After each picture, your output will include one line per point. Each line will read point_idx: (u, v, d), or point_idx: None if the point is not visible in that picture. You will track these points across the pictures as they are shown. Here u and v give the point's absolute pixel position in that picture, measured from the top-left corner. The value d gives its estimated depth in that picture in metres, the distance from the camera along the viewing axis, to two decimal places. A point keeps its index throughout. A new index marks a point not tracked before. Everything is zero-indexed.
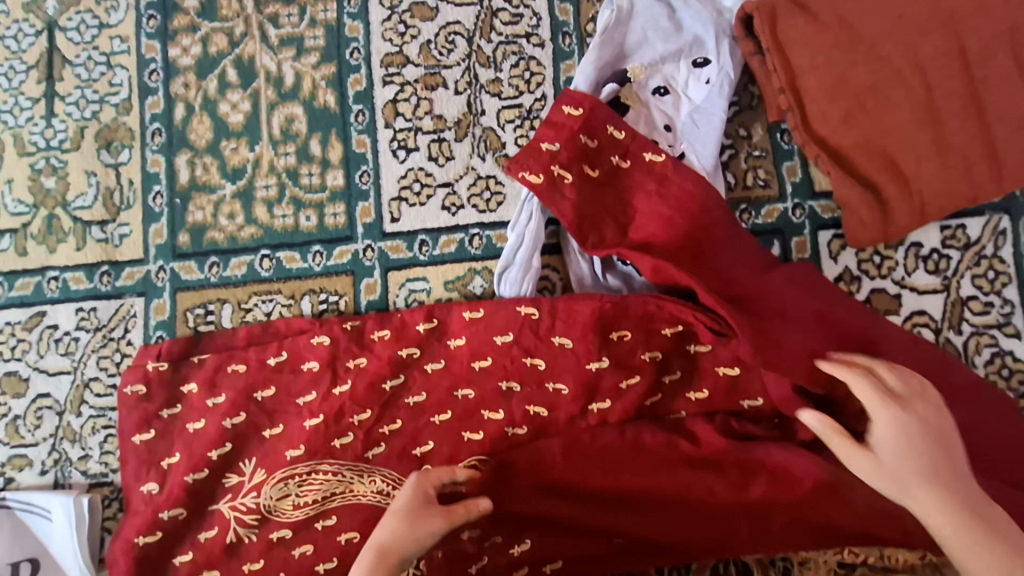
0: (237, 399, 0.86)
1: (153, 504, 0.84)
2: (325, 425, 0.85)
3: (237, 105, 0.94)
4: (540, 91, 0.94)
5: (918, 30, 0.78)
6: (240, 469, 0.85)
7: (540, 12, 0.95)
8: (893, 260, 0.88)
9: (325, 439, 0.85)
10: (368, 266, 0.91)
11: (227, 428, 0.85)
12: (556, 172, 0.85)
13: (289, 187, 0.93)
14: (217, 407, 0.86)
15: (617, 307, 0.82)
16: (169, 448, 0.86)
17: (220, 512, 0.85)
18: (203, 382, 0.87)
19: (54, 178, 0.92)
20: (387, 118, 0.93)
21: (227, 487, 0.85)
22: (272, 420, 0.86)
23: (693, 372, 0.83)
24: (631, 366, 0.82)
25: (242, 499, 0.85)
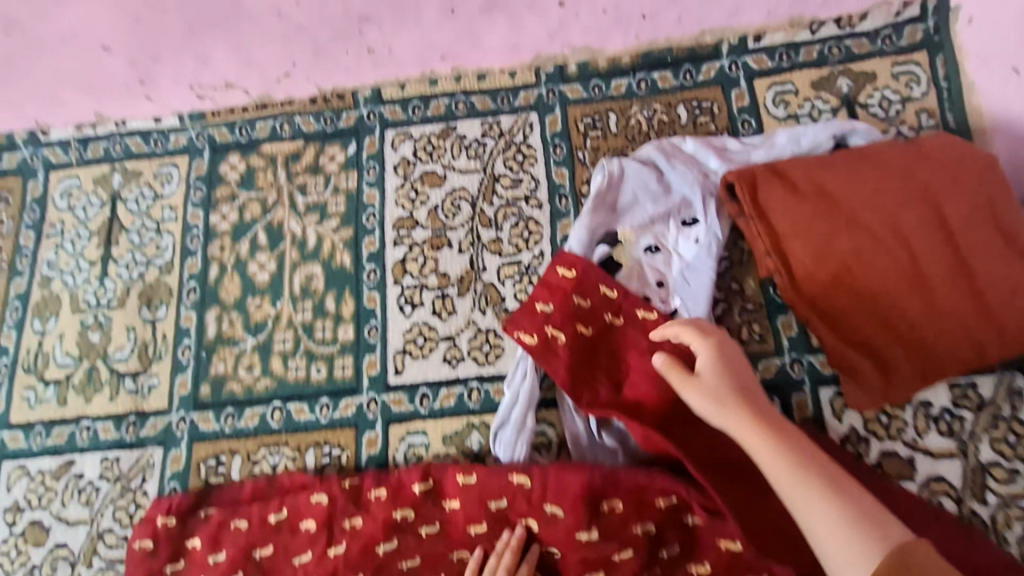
0: (236, 557, 0.87)
1: None
2: None
3: (264, 265, 1.04)
4: (538, 249, 0.99)
5: (895, 200, 0.81)
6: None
7: (538, 177, 1.03)
8: (900, 420, 0.84)
9: None
10: (371, 419, 0.94)
11: None
12: (549, 333, 0.89)
13: (304, 341, 0.99)
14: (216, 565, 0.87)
15: (607, 477, 0.79)
16: None
17: None
18: (206, 539, 0.88)
19: (99, 333, 1.03)
20: (396, 276, 1.00)
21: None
22: None
23: (692, 546, 0.78)
24: (623, 539, 0.78)
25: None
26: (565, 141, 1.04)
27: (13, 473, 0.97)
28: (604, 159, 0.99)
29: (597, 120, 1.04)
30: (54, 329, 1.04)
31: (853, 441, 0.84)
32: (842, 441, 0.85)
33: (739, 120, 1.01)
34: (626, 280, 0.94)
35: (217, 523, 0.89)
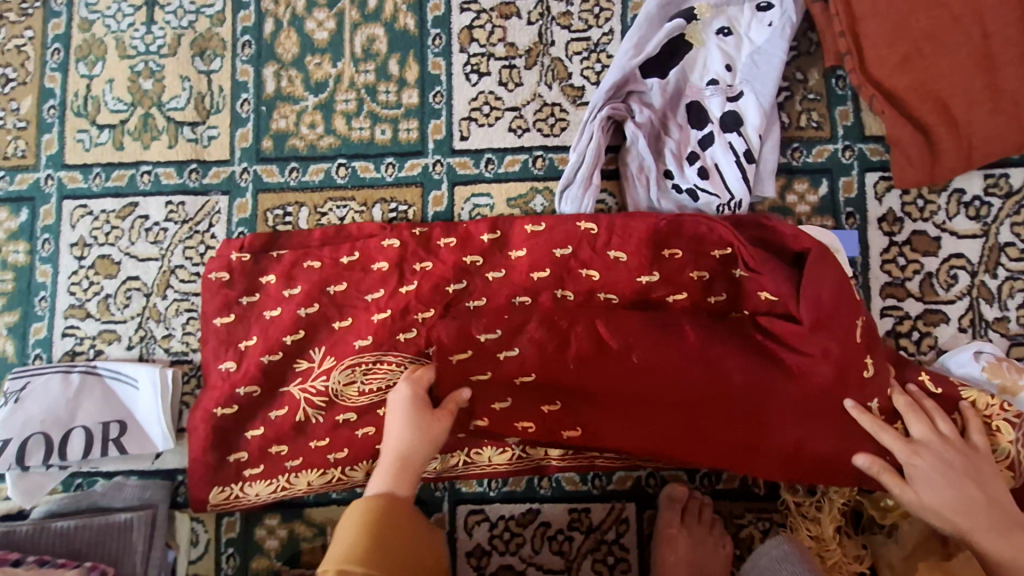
0: (312, 291, 0.92)
1: (231, 379, 0.91)
2: (392, 319, 0.91)
3: (323, 24, 1.00)
4: (608, 27, 0.99)
5: None
6: (309, 356, 0.91)
7: None
8: (935, 204, 0.95)
9: (391, 332, 0.91)
10: (436, 180, 0.97)
11: (302, 317, 0.92)
12: (696, 275, 0.89)
13: (367, 102, 0.99)
14: (293, 299, 0.92)
15: (671, 225, 0.89)
16: (247, 331, 0.92)
17: (290, 394, 0.91)
18: (281, 274, 0.93)
19: (151, 81, 0.99)
20: (462, 44, 0.99)
21: (297, 371, 0.91)
22: (341, 314, 0.92)
23: (736, 295, 0.90)
24: (678, 283, 0.90)
25: (311, 383, 0.91)
26: None
27: (75, 212, 0.98)
28: None
29: None
30: (102, 74, 1.00)
31: (890, 221, 0.95)
32: (879, 219, 0.95)
33: None
34: (696, 59, 0.96)
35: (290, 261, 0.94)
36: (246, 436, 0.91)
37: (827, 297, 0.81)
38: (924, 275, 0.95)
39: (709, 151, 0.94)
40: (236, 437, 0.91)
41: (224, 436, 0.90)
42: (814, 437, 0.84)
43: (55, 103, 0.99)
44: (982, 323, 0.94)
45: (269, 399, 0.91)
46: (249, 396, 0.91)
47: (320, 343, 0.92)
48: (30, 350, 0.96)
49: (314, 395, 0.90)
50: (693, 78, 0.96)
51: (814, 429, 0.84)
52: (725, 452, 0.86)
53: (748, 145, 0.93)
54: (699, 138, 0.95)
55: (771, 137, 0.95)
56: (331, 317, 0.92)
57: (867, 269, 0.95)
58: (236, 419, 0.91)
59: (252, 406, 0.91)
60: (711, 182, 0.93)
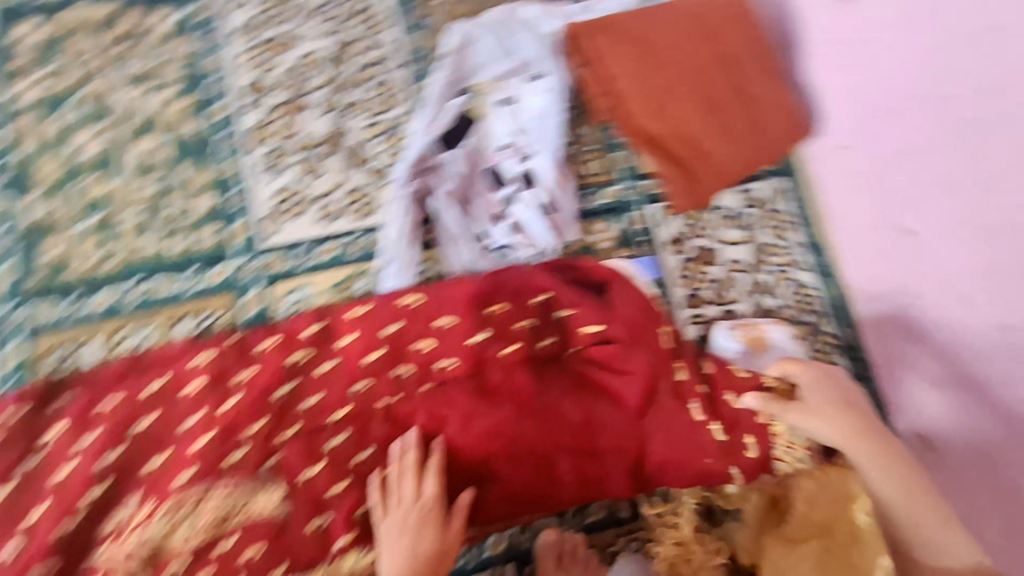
0: (115, 430, 0.82)
1: (20, 563, 0.76)
2: (217, 441, 0.83)
3: (91, 142, 0.94)
4: (400, 109, 1.04)
5: (692, 37, 1.03)
6: (123, 506, 0.80)
7: (390, 41, 1.06)
8: (708, 222, 1.12)
9: (218, 455, 0.82)
10: (248, 282, 0.93)
11: (106, 463, 0.80)
12: (524, 325, 0.93)
13: (156, 216, 0.93)
14: (93, 444, 0.81)
15: (492, 283, 0.93)
16: (36, 497, 0.79)
17: (99, 560, 0.77)
18: (75, 419, 0.83)
19: None
20: (253, 143, 0.97)
21: (108, 528, 0.79)
22: (157, 448, 0.83)
23: (564, 335, 0.95)
24: (509, 336, 0.92)
25: (126, 538, 0.78)
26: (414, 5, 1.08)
27: None
28: (455, 22, 1.06)
29: None
30: None
31: (678, 242, 1.10)
32: (668, 242, 1.09)
33: None
34: (488, 129, 1.05)
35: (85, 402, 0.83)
36: None
37: (634, 317, 0.92)
38: (715, 283, 1.09)
39: (514, 209, 1.02)
40: None
41: None
42: (649, 448, 0.93)
43: None
44: (768, 314, 1.10)
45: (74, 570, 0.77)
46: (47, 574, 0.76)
47: (135, 487, 0.81)
48: None
49: (130, 552, 0.78)
50: (488, 146, 1.04)
51: (652, 438, 0.92)
52: (582, 479, 0.93)
53: (546, 198, 1.02)
54: (503, 199, 1.03)
55: (566, 187, 1.05)
56: (144, 454, 0.82)
57: (669, 287, 1.08)
58: None
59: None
60: (520, 236, 1.01)
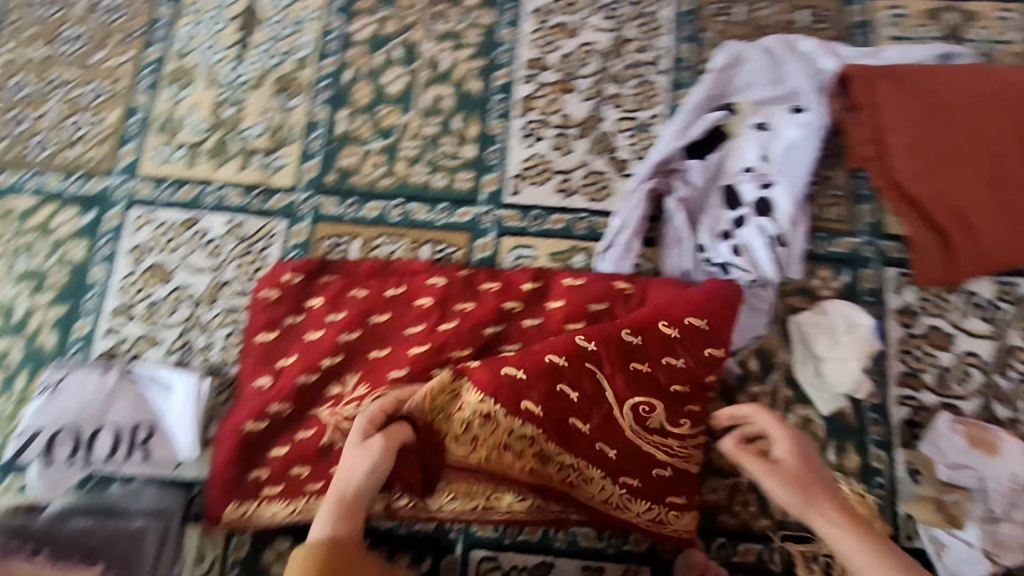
0: (355, 318, 0.96)
1: (264, 396, 0.93)
2: (429, 354, 0.94)
3: (397, 78, 1.10)
4: (656, 110, 1.09)
5: (985, 111, 1.01)
6: (342, 383, 0.94)
7: (665, 47, 1.11)
8: (950, 304, 1.01)
9: (426, 365, 0.94)
10: (484, 229, 1.03)
11: (342, 341, 0.95)
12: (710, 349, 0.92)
13: (429, 151, 1.06)
14: (339, 327, 0.96)
15: (694, 296, 0.93)
16: (286, 349, 0.95)
17: (319, 416, 0.92)
18: (329, 306, 0.97)
19: (233, 109, 1.08)
20: (522, 110, 1.08)
21: (329, 394, 0.94)
22: (380, 343, 0.96)
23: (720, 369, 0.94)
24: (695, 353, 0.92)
25: (342, 406, 0.92)
26: (694, 19, 1.12)
27: (140, 219, 1.03)
28: (728, 43, 1.09)
29: (726, 8, 1.13)
30: (188, 98, 1.08)
31: (908, 314, 1.01)
32: (898, 311, 1.01)
33: (853, 32, 1.13)
34: (734, 148, 1.05)
35: (336, 286, 0.98)
36: (269, 454, 0.91)
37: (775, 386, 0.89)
38: (940, 369, 0.99)
39: (742, 231, 1.01)
40: (259, 453, 0.91)
41: (249, 450, 0.91)
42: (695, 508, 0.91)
43: (140, 120, 1.07)
44: (996, 422, 0.97)
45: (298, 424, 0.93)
46: (280, 414, 0.92)
47: (358, 369, 0.95)
48: (70, 344, 0.98)
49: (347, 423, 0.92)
50: (730, 164, 1.05)
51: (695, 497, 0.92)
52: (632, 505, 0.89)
53: (778, 229, 1.00)
54: (733, 218, 1.02)
55: (798, 223, 1.02)
56: (370, 345, 0.96)
57: (886, 357, 0.99)
58: (263, 435, 0.92)
59: (279, 427, 0.92)
60: (743, 259, 0.99)
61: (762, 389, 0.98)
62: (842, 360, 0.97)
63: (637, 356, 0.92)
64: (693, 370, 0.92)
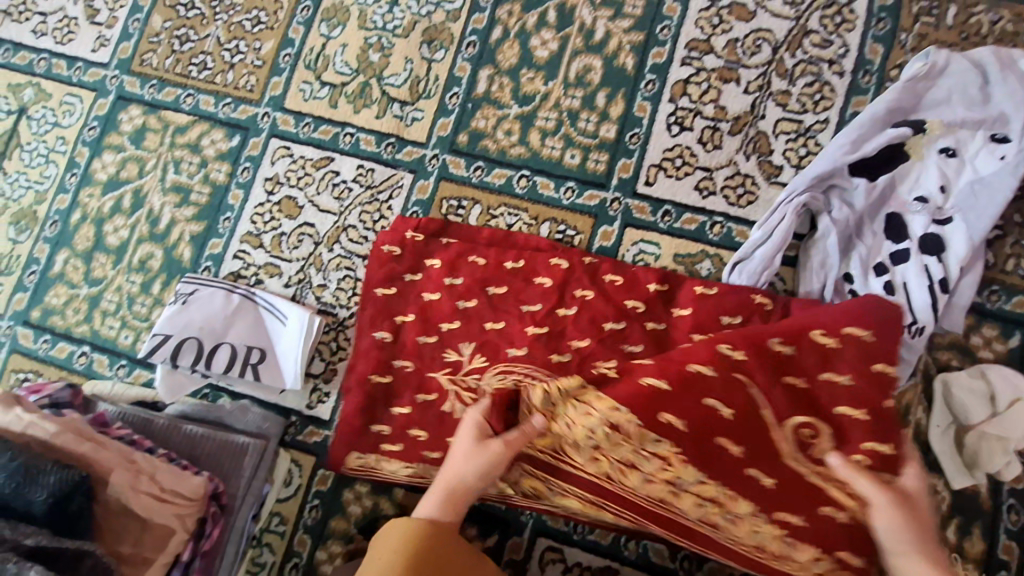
0: (472, 286, 0.94)
1: (382, 349, 0.94)
2: (541, 338, 0.91)
3: (547, 43, 1.04)
4: (824, 115, 0.97)
5: None
6: (456, 351, 0.93)
7: (850, 44, 0.98)
8: None
9: (542, 350, 0.90)
10: (611, 216, 0.98)
11: (460, 308, 0.94)
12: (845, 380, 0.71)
13: (566, 125, 1.02)
14: (456, 293, 0.94)
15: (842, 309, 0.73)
16: (404, 307, 0.95)
17: (422, 377, 0.93)
18: (448, 270, 0.96)
19: (379, 54, 1.07)
20: (674, 94, 1.00)
21: (444, 360, 0.93)
22: (495, 316, 0.93)
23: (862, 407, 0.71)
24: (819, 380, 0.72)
25: (457, 374, 0.92)
26: (892, 17, 0.98)
27: (278, 151, 1.06)
28: (932, 47, 0.94)
29: (934, 7, 0.98)
30: (339, 38, 1.09)
31: None
32: None
33: None
34: (910, 172, 0.92)
35: (456, 249, 0.97)
36: (391, 411, 0.92)
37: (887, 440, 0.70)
38: None
39: (901, 268, 0.89)
40: (381, 409, 0.92)
41: (373, 402, 0.92)
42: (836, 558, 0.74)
43: (292, 53, 1.09)
44: None
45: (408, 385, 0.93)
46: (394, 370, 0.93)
47: (472, 340, 0.92)
48: (202, 260, 1.04)
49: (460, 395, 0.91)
50: (901, 190, 0.92)
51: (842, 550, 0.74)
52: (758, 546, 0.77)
53: (947, 274, 0.87)
54: (893, 251, 0.90)
55: (972, 271, 0.88)
56: (485, 317, 0.93)
57: None
58: (386, 389, 0.93)
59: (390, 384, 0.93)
60: (897, 299, 0.88)
61: None
62: (999, 437, 0.83)
63: (793, 369, 0.73)
64: (865, 391, 0.71)
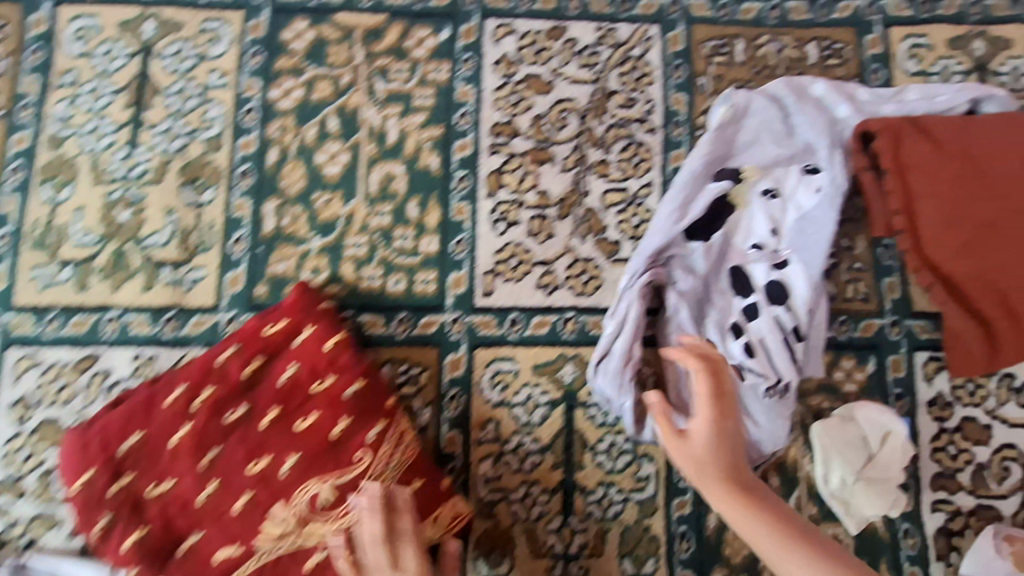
0: (231, 394, 0.76)
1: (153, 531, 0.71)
2: (319, 421, 0.75)
3: (335, 156, 0.89)
4: (647, 178, 0.92)
5: None
6: (278, 482, 0.73)
7: (653, 98, 0.93)
8: (986, 389, 0.89)
9: (324, 434, 0.75)
10: (454, 341, 0.86)
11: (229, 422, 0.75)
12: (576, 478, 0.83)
13: (380, 248, 0.88)
14: (188, 429, 0.74)
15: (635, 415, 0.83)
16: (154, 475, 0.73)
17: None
18: (208, 403, 0.75)
19: (129, 212, 0.86)
20: (490, 188, 0.90)
21: (249, 477, 0.73)
22: (254, 412, 0.76)
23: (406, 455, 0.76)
24: (376, 415, 0.76)
25: (265, 493, 0.73)
26: (686, 62, 0.94)
27: (20, 363, 0.82)
28: (729, 89, 0.92)
29: (723, 45, 0.95)
30: (70, 200, 0.86)
31: (941, 406, 0.88)
32: (930, 404, 0.88)
33: (868, 68, 0.96)
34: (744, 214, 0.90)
35: (194, 391, 0.75)
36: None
37: (366, 394, 0.77)
38: (975, 466, 0.87)
39: (754, 326, 0.86)
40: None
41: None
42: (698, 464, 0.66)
43: (9, 231, 0.85)
44: None
45: (244, 548, 0.72)
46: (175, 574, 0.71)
47: (253, 453, 0.74)
48: None
49: (305, 500, 0.72)
50: (737, 241, 0.89)
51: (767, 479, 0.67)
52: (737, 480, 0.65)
53: (796, 323, 0.85)
54: (743, 308, 0.87)
55: (821, 310, 0.87)
56: (290, 433, 0.75)
57: (919, 460, 0.87)
58: None
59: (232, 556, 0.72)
60: (759, 360, 0.84)
61: (786, 508, 0.85)
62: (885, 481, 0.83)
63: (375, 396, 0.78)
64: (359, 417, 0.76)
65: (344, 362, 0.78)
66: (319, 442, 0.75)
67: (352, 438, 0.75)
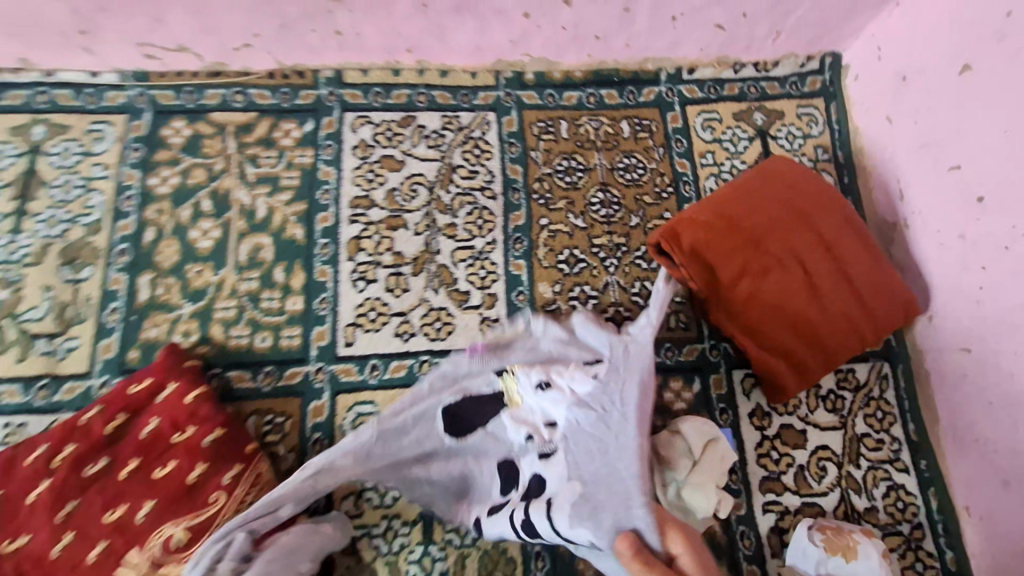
0: (95, 449, 0.82)
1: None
2: (178, 468, 0.82)
3: (207, 233, 1.00)
4: (491, 236, 1.06)
5: (782, 211, 0.98)
6: (135, 527, 0.79)
7: (493, 170, 1.09)
8: (797, 398, 1.01)
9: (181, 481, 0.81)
10: (317, 389, 0.94)
11: (92, 477, 0.81)
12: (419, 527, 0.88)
13: (248, 310, 0.97)
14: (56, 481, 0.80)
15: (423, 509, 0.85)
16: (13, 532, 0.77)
17: None
18: (68, 459, 0.81)
19: (9, 292, 0.94)
20: (350, 252, 1.02)
21: (106, 525, 0.79)
22: (117, 465, 0.82)
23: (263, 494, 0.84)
24: (233, 459, 0.84)
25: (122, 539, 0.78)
26: (519, 140, 1.12)
27: None
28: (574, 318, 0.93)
29: (549, 125, 1.13)
30: None
31: (760, 416, 1.00)
32: (750, 415, 1.00)
33: (672, 137, 1.15)
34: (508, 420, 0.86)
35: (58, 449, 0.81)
36: None
37: (228, 441, 0.85)
38: (796, 468, 0.98)
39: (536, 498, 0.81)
40: None
41: None
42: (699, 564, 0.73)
43: None
44: (854, 515, 0.96)
45: None
46: None
47: (110, 503, 0.80)
48: None
49: (157, 544, 0.78)
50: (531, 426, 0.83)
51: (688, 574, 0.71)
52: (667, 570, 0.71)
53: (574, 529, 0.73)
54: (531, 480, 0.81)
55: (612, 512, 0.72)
56: (147, 482, 0.81)
57: (746, 465, 0.97)
58: None
59: None
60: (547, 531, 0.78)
61: None
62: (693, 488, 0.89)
63: (236, 442, 0.85)
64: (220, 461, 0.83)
65: (205, 413, 0.85)
66: (176, 487, 0.81)
67: (208, 483, 0.82)
